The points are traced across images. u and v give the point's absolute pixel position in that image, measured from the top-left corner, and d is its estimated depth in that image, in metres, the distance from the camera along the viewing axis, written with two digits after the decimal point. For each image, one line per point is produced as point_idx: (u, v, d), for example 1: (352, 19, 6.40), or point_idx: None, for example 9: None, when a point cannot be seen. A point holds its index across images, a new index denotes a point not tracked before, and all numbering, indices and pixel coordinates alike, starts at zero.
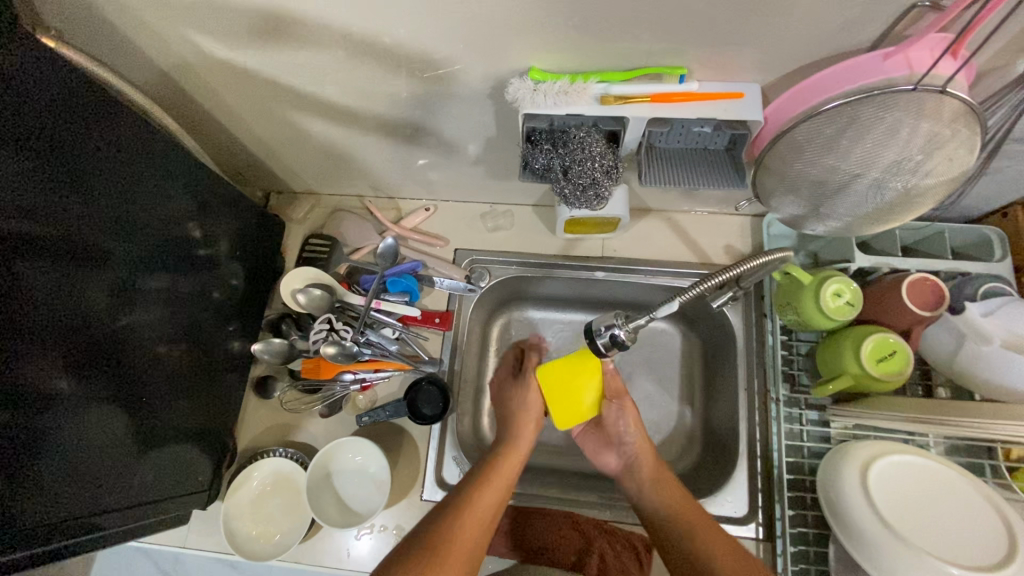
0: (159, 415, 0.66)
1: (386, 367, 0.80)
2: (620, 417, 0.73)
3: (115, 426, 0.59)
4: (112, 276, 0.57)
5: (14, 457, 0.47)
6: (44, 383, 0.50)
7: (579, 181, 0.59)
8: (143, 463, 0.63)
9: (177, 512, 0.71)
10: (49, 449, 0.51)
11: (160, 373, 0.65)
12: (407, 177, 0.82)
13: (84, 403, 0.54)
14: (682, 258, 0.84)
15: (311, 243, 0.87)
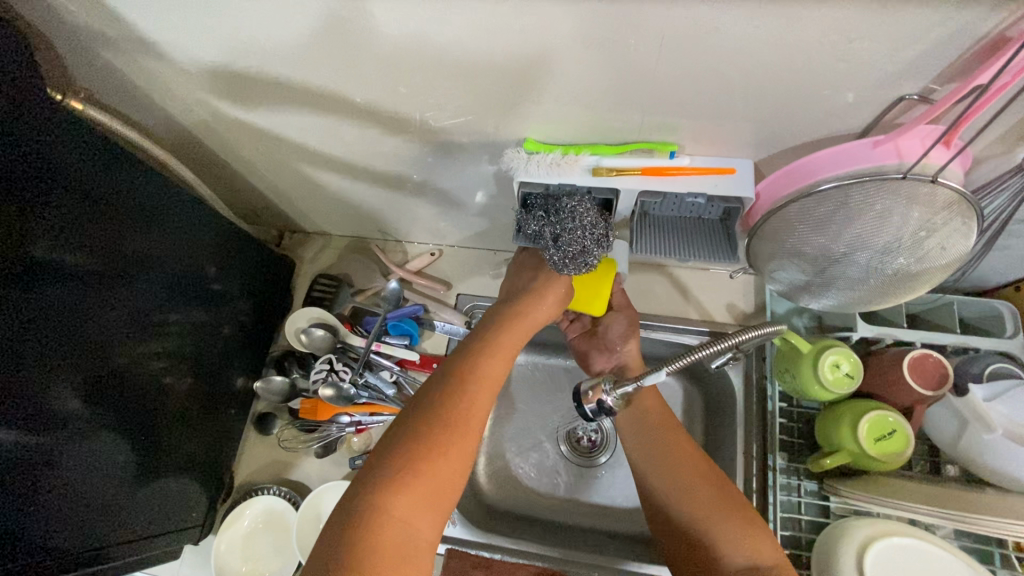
0: (162, 447, 0.68)
1: (382, 410, 0.81)
2: (619, 328, 0.75)
3: (117, 447, 0.60)
4: (128, 305, 0.59)
5: (24, 472, 0.49)
6: (55, 411, 0.52)
7: (568, 249, 0.58)
8: (141, 495, 0.65)
9: (169, 546, 0.72)
10: (57, 464, 0.53)
11: (163, 401, 0.67)
12: (413, 223, 0.84)
13: (90, 432, 0.56)
14: (682, 315, 0.83)
15: (319, 284, 0.89)
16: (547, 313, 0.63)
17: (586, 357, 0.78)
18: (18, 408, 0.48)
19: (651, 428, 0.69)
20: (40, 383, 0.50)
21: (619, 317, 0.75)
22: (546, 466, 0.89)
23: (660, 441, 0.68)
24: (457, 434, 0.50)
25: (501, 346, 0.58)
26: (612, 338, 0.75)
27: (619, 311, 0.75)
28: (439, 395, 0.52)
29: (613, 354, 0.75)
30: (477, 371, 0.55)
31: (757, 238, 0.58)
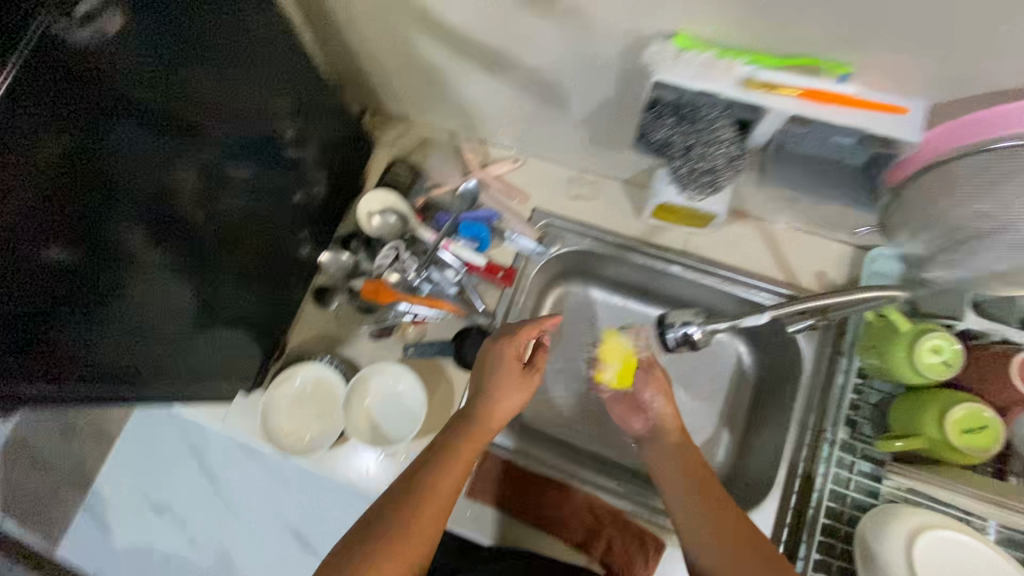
0: (224, 300, 0.68)
1: (442, 307, 0.80)
2: (646, 383, 0.80)
3: (182, 302, 0.60)
4: (202, 168, 0.57)
5: (94, 303, 0.49)
6: (128, 247, 0.51)
7: (697, 163, 0.54)
8: (200, 341, 0.66)
9: (224, 393, 0.74)
10: (126, 304, 0.53)
11: (231, 262, 0.67)
12: (505, 122, 0.80)
13: (160, 274, 0.56)
14: (767, 273, 0.79)
15: (394, 170, 0.86)
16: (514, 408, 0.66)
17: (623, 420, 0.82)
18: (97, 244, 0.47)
19: (682, 473, 0.69)
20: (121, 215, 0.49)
21: (648, 378, 0.80)
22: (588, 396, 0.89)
23: (685, 487, 0.67)
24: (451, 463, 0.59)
25: (470, 439, 0.62)
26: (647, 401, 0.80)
27: (646, 369, 0.82)
28: (407, 490, 0.56)
29: (648, 415, 0.79)
30: (440, 474, 0.58)
31: (900, 196, 0.53)
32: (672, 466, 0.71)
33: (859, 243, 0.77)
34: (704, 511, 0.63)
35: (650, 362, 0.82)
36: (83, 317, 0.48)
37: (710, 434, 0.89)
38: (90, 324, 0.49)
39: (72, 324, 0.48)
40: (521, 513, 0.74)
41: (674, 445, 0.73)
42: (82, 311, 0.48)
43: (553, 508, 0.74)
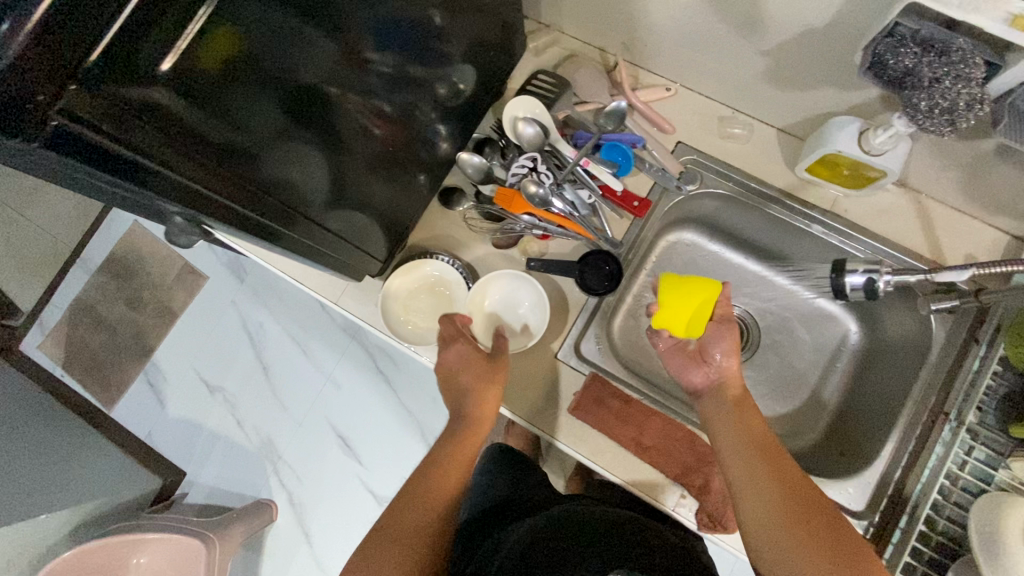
0: (354, 180, 0.66)
1: (568, 226, 0.79)
2: (719, 338, 0.73)
3: (310, 174, 0.58)
4: (348, 30, 0.52)
5: (248, 174, 0.48)
6: (271, 118, 0.48)
7: (938, 101, 0.50)
8: (334, 219, 0.65)
9: (355, 272, 0.76)
10: (274, 178, 0.52)
11: (354, 142, 0.63)
12: (672, 44, 0.76)
13: (301, 148, 0.54)
14: (913, 247, 0.76)
15: (539, 80, 0.83)
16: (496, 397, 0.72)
17: (682, 371, 0.76)
18: (250, 94, 0.44)
19: (743, 446, 0.63)
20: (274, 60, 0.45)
21: (721, 336, 0.73)
22: None
23: (751, 457, 0.62)
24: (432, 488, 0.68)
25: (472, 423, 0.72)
26: (714, 355, 0.73)
27: (719, 323, 0.75)
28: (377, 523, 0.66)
29: (711, 368, 0.73)
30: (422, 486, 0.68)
31: None
32: (731, 436, 0.65)
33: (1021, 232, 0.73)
34: (777, 496, 0.58)
35: (721, 318, 0.75)
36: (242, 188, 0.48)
37: (804, 401, 0.88)
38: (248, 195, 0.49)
39: (223, 171, 0.45)
40: (621, 439, 0.74)
41: (739, 410, 0.67)
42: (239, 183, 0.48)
43: (656, 439, 0.74)
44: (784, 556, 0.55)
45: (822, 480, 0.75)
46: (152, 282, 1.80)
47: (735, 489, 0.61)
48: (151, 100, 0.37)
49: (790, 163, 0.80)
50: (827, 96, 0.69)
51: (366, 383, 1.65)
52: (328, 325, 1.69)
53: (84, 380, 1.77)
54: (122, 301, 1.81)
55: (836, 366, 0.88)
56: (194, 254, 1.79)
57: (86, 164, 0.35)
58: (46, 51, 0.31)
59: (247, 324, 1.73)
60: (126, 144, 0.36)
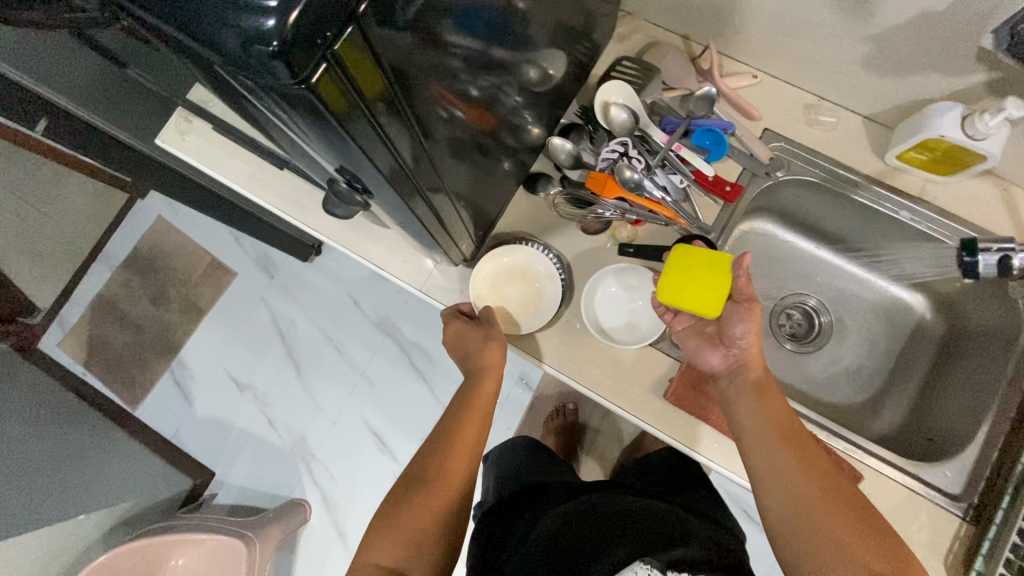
0: (461, 158, 0.67)
1: (661, 212, 0.78)
2: (738, 319, 0.68)
3: (436, 150, 0.59)
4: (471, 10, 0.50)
5: (396, 147, 0.49)
6: (416, 97, 0.49)
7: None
8: (450, 193, 0.67)
9: (461, 246, 0.78)
10: (414, 151, 0.53)
11: (460, 128, 0.62)
12: (764, 31, 0.76)
13: (433, 125, 0.55)
14: (1001, 232, 0.77)
15: (623, 66, 0.84)
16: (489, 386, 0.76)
17: (696, 351, 0.73)
18: (403, 72, 0.45)
19: (770, 434, 0.63)
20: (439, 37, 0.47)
21: (735, 312, 0.68)
22: None
23: (778, 444, 0.62)
24: (418, 494, 0.69)
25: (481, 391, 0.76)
26: (732, 335, 0.69)
27: (739, 304, 0.69)
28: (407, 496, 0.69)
29: (730, 352, 0.70)
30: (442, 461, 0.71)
31: None
32: (753, 427, 0.64)
33: None
34: (812, 487, 0.59)
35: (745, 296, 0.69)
36: (390, 158, 0.50)
37: (880, 389, 0.88)
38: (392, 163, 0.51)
39: (389, 138, 0.48)
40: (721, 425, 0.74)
41: (761, 395, 0.65)
42: (387, 153, 0.49)
43: None
44: (806, 544, 0.57)
45: (917, 463, 0.75)
46: (178, 280, 1.77)
47: (758, 474, 0.62)
48: (337, 62, 0.37)
49: (877, 151, 0.80)
50: (927, 81, 0.70)
51: (402, 383, 1.62)
52: (360, 321, 1.67)
53: (107, 379, 1.74)
54: (148, 300, 1.79)
55: (913, 355, 0.88)
56: (223, 251, 1.77)
57: (315, 102, 0.38)
58: (303, 27, 0.34)
59: (277, 320, 1.71)
60: (348, 90, 0.39)
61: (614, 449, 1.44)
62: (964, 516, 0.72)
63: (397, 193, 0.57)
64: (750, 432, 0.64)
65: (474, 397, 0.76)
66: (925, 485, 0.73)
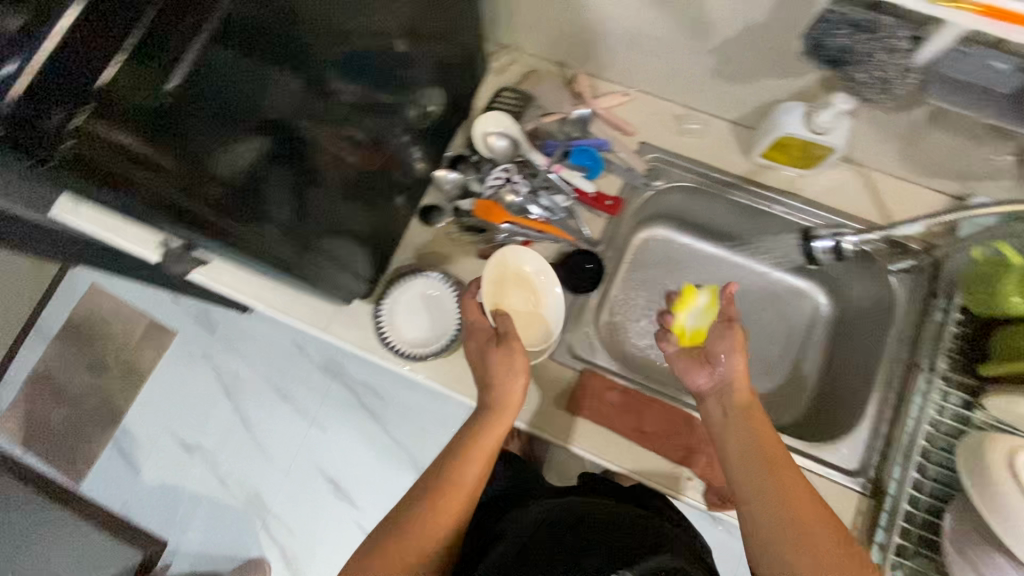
0: (345, 210, 0.71)
1: (550, 231, 0.82)
2: (722, 341, 0.71)
3: (297, 207, 0.61)
4: (316, 70, 0.56)
5: (221, 206, 0.51)
6: (244, 160, 0.52)
7: (875, 74, 0.56)
8: (334, 244, 0.70)
9: (354, 292, 0.78)
10: (255, 209, 0.55)
11: (337, 169, 0.66)
12: (624, 52, 0.82)
13: (282, 181, 0.57)
14: (866, 215, 0.82)
15: (503, 96, 0.87)
16: (501, 419, 0.69)
17: (686, 370, 0.74)
18: (214, 138, 0.48)
19: (749, 455, 0.62)
20: (261, 83, 0.50)
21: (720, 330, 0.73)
22: None
23: (763, 469, 0.61)
24: (416, 530, 0.64)
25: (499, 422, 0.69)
26: (719, 356, 0.71)
27: (722, 323, 0.73)
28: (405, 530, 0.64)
29: (715, 370, 0.70)
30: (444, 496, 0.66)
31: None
32: (736, 451, 0.64)
33: (958, 192, 0.80)
34: (789, 505, 0.58)
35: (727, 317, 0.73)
36: (223, 214, 0.52)
37: (788, 376, 0.91)
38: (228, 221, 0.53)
39: (215, 197, 0.51)
40: (624, 428, 0.77)
41: (747, 419, 0.65)
42: (214, 213, 0.51)
43: (656, 424, 0.77)
44: (773, 559, 0.56)
45: (817, 445, 0.77)
46: (117, 346, 1.73)
47: (739, 496, 0.61)
48: (90, 131, 0.40)
49: (745, 150, 0.85)
50: (772, 85, 0.75)
51: (353, 426, 1.60)
52: (306, 366, 1.65)
53: (47, 457, 1.67)
54: (87, 370, 1.74)
55: (814, 339, 0.92)
56: (160, 312, 1.74)
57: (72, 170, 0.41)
58: (37, 98, 0.37)
59: (222, 375, 1.68)
60: (132, 141, 0.42)
61: (569, 465, 1.44)
62: (864, 491, 0.74)
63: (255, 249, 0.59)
64: (736, 456, 0.63)
65: (480, 432, 0.69)
66: (826, 465, 0.76)
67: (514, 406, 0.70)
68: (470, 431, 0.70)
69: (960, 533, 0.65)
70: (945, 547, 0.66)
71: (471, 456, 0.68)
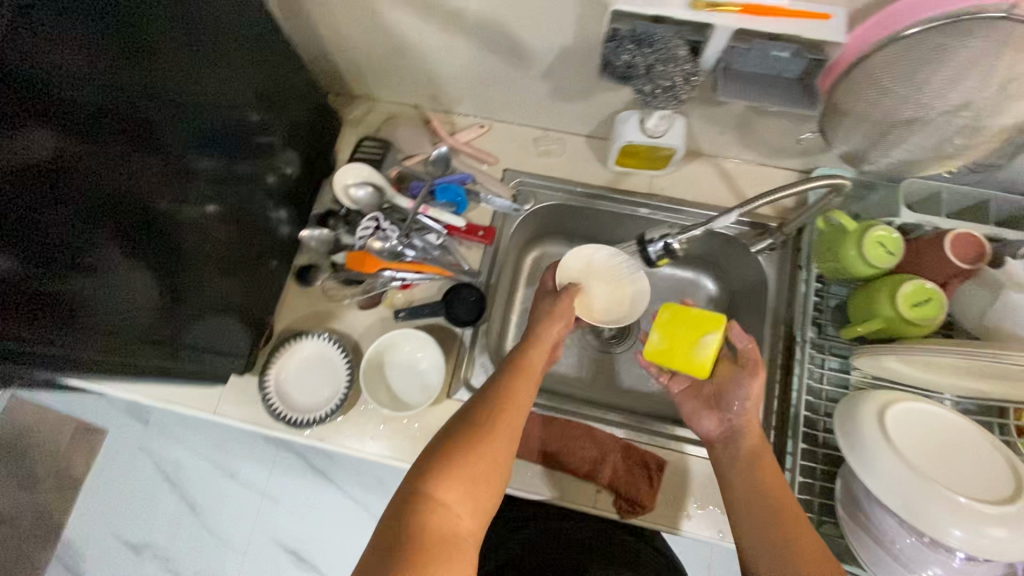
0: (212, 287, 0.68)
1: (427, 270, 0.83)
2: (738, 386, 0.67)
3: (152, 289, 0.58)
4: (175, 147, 0.56)
5: (56, 301, 0.47)
6: (94, 249, 0.49)
7: (659, 82, 0.59)
8: (195, 321, 0.67)
9: (218, 369, 0.74)
10: (98, 298, 0.51)
11: (202, 241, 0.65)
12: (470, 86, 0.85)
13: (135, 267, 0.55)
14: (724, 202, 0.86)
15: (364, 145, 0.88)
16: (542, 352, 0.69)
17: (692, 414, 0.73)
18: (60, 225, 0.45)
19: (761, 506, 0.60)
20: (118, 167, 0.49)
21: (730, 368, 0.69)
22: (572, 344, 0.94)
23: (776, 521, 0.58)
24: (484, 455, 0.57)
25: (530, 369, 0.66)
26: (730, 399, 0.68)
27: (740, 367, 0.68)
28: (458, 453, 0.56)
29: (726, 416, 0.69)
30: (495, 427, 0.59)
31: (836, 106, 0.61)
32: (744, 487, 0.62)
33: (800, 167, 0.85)
34: (797, 536, 0.56)
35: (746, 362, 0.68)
36: (61, 310, 0.48)
37: None
38: (65, 317, 0.49)
39: (55, 290, 0.47)
40: (528, 452, 0.77)
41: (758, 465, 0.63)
42: (49, 309, 0.47)
43: (559, 443, 0.78)
44: None
45: None
46: (41, 456, 1.62)
47: (747, 549, 0.59)
48: None
49: (603, 160, 0.89)
50: (607, 97, 0.79)
51: (303, 492, 1.54)
52: (246, 440, 1.60)
53: None
54: (15, 487, 1.63)
55: None
56: (84, 411, 1.65)
57: None
58: None
59: (161, 465, 1.60)
60: None
61: None
62: None
63: (100, 345, 0.54)
64: (750, 503, 0.61)
65: (524, 364, 0.67)
66: None
67: (545, 350, 0.70)
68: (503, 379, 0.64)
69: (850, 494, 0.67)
70: (838, 510, 0.69)
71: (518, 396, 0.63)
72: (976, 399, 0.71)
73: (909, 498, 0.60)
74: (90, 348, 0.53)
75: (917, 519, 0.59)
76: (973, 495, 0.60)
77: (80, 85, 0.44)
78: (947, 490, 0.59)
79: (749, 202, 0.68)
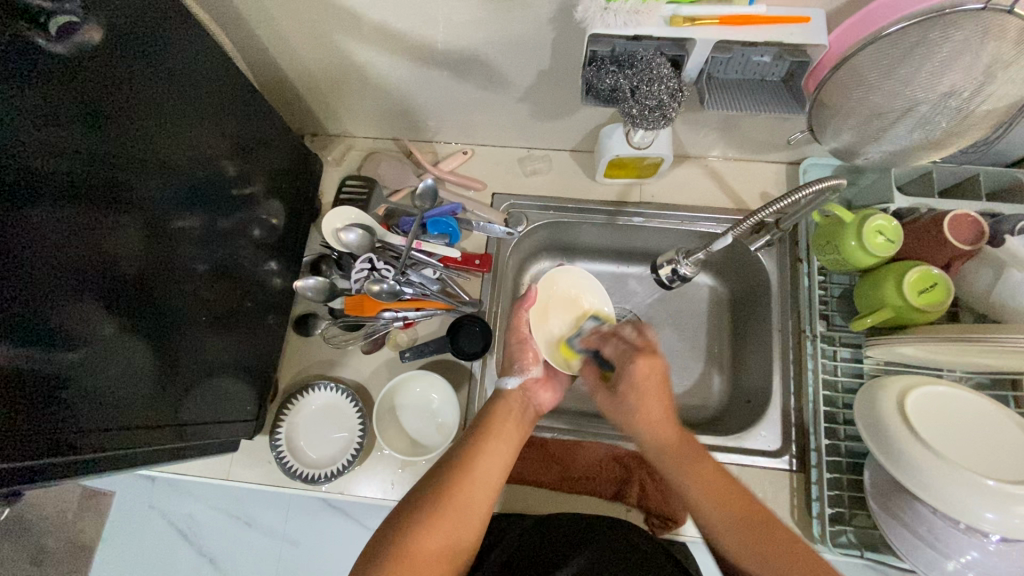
0: (206, 348, 0.65)
1: (428, 306, 0.82)
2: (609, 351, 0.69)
3: (141, 359, 0.55)
4: (154, 208, 0.54)
5: (36, 390, 0.43)
6: (72, 325, 0.46)
7: (645, 102, 0.59)
8: (192, 389, 0.63)
9: (220, 436, 0.70)
10: (84, 376, 0.48)
11: (195, 310, 0.63)
12: (448, 115, 0.84)
13: (121, 338, 0.52)
14: (718, 202, 0.85)
15: (348, 185, 0.87)
16: (519, 421, 0.67)
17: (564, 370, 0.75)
18: (32, 304, 0.43)
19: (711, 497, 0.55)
20: (98, 235, 0.48)
21: (617, 398, 0.65)
22: None
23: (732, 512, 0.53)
24: (450, 515, 0.54)
25: (503, 430, 0.64)
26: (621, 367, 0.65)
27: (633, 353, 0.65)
28: (406, 525, 0.53)
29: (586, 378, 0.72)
30: (454, 495, 0.56)
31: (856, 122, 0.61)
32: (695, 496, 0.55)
33: (787, 160, 0.85)
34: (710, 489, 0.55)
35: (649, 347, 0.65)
36: (41, 399, 0.44)
37: (703, 369, 0.91)
38: (48, 404, 0.45)
39: (35, 371, 0.43)
40: (552, 478, 0.77)
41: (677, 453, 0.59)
42: (27, 400, 0.43)
43: (583, 467, 0.77)
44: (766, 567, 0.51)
45: (739, 435, 0.78)
46: None
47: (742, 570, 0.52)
48: None
49: (590, 174, 0.88)
50: (588, 114, 0.79)
51: (321, 529, 1.20)
52: None
53: None
54: None
55: (717, 326, 0.94)
56: None
57: None
58: None
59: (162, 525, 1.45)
60: None
61: None
62: (793, 467, 0.75)
63: (93, 427, 0.50)
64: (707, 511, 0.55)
65: (494, 424, 0.65)
66: (750, 453, 0.77)
67: (521, 413, 0.68)
68: (474, 439, 0.63)
69: (877, 488, 0.67)
70: (870, 505, 0.68)
71: (487, 450, 0.62)
72: (989, 372, 0.72)
73: (937, 485, 0.59)
74: (82, 435, 0.49)
75: (948, 506, 0.58)
76: (1002, 475, 0.59)
77: (45, 158, 0.42)
78: (977, 473, 0.58)
79: (742, 222, 0.66)
